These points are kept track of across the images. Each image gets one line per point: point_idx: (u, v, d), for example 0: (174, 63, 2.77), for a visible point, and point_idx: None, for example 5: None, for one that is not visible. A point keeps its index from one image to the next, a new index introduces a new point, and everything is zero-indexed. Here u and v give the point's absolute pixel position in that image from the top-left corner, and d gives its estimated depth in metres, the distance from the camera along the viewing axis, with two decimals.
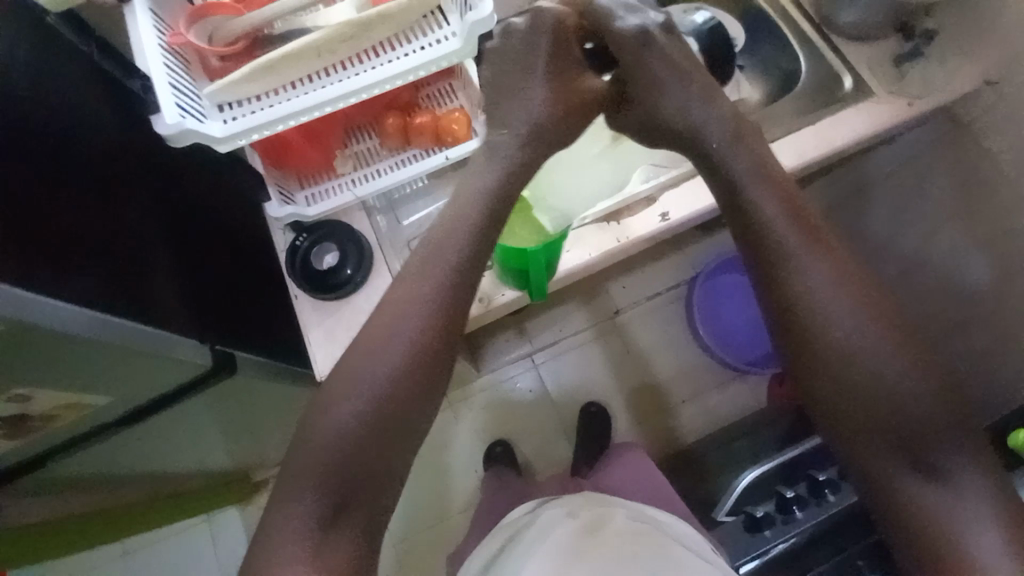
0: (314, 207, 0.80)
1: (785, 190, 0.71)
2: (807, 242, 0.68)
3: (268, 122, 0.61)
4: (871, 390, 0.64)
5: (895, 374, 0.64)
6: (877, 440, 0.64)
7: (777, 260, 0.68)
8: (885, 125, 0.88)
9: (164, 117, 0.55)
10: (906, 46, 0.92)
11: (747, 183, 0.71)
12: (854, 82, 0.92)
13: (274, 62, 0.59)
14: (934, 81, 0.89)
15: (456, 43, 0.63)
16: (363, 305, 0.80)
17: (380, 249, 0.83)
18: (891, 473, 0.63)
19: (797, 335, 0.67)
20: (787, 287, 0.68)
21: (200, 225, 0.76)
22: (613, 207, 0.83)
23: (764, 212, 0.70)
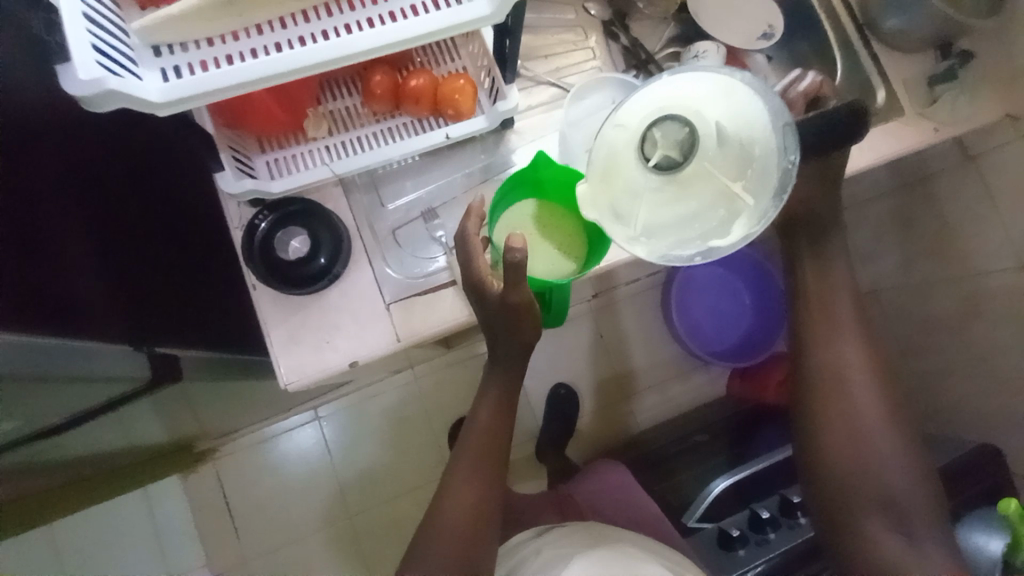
0: (279, 181, 0.65)
1: (841, 270, 0.79)
2: (849, 321, 0.77)
3: (224, 82, 0.46)
4: (870, 449, 0.73)
5: (891, 437, 0.73)
6: (865, 494, 0.72)
7: (824, 328, 0.77)
8: (910, 149, 0.84)
9: (76, 70, 0.39)
10: (941, 65, 0.86)
11: (816, 256, 0.80)
12: (886, 98, 0.86)
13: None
14: (963, 109, 0.85)
15: (480, 7, 0.49)
16: (336, 301, 0.68)
17: (360, 236, 0.71)
18: (878, 530, 0.70)
19: (825, 395, 0.76)
20: (819, 353, 0.77)
21: (144, 199, 0.63)
22: None
23: (826, 287, 0.79)
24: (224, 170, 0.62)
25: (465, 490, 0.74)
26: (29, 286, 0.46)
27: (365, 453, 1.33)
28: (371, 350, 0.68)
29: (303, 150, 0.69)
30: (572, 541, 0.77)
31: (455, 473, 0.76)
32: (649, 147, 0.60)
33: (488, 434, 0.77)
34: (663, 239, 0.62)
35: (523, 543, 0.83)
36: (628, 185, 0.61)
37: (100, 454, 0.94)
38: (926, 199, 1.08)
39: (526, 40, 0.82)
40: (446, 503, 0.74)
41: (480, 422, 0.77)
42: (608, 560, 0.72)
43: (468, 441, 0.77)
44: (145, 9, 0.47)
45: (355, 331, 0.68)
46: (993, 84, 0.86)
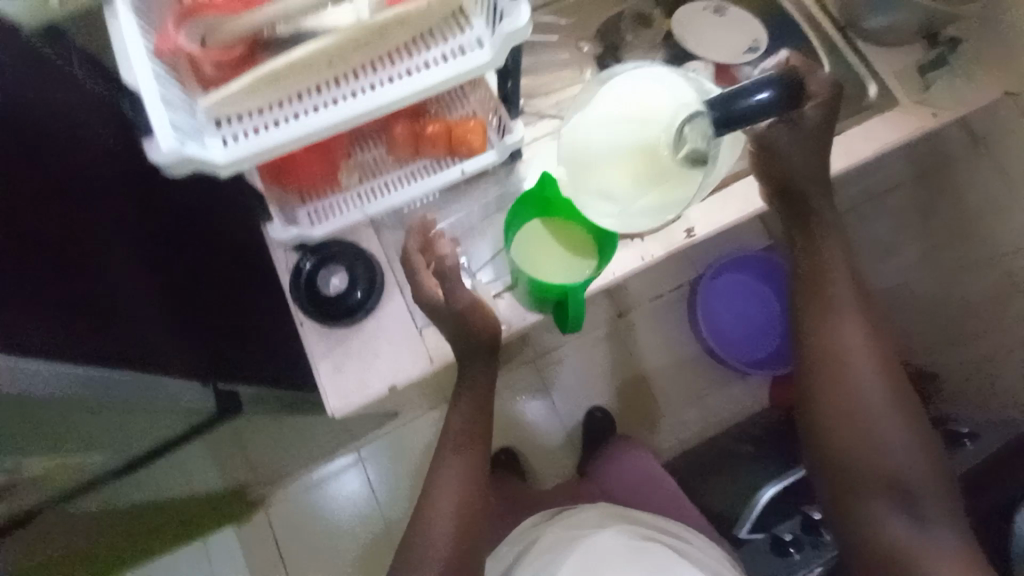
0: (319, 227, 0.74)
1: (839, 254, 0.78)
2: (848, 305, 0.76)
3: (273, 144, 0.55)
4: (875, 433, 0.72)
5: (900, 423, 0.72)
6: (870, 480, 0.72)
7: (820, 315, 0.77)
8: (911, 135, 0.86)
9: (159, 143, 0.48)
10: (931, 54, 0.89)
11: (805, 246, 0.79)
12: (878, 90, 0.89)
13: (274, 74, 0.52)
14: (960, 92, 0.87)
15: (482, 54, 0.58)
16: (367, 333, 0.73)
17: (392, 270, 0.77)
18: (881, 515, 0.71)
19: (831, 381, 0.75)
20: (820, 341, 0.76)
21: (206, 251, 0.72)
22: None
23: (829, 274, 0.77)
24: (273, 221, 0.71)
25: (474, 500, 0.77)
26: (98, 327, 0.53)
27: (404, 489, 1.35)
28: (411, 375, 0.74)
29: (339, 196, 0.76)
30: (581, 521, 0.93)
31: (461, 489, 0.76)
32: (682, 136, 0.62)
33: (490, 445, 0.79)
34: (636, 219, 0.69)
35: (533, 526, 0.98)
36: (641, 170, 0.65)
37: (162, 501, 1.00)
38: (944, 188, 1.14)
39: (529, 81, 0.91)
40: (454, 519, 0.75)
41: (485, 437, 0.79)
42: (632, 540, 0.87)
43: (481, 457, 0.78)
44: (206, 92, 0.57)
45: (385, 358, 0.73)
46: (987, 67, 0.89)
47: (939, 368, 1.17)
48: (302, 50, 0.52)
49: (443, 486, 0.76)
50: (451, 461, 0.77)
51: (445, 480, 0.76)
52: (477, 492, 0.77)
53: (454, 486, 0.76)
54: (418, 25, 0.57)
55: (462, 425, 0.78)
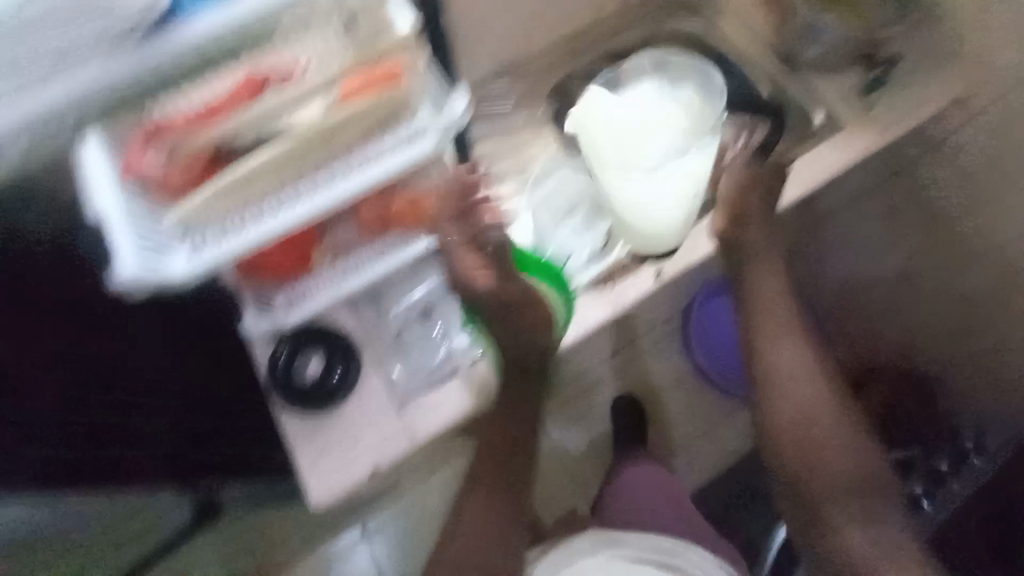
0: (295, 313, 0.73)
1: (776, 284, 0.88)
2: (781, 326, 0.87)
3: (240, 249, 0.58)
4: (822, 442, 0.80)
5: (839, 433, 0.80)
6: (826, 488, 0.78)
7: (767, 334, 0.87)
8: (864, 155, 0.89)
9: (130, 270, 0.51)
10: (872, 75, 0.92)
11: (750, 268, 0.88)
12: (824, 116, 0.93)
13: (239, 180, 0.57)
14: (906, 107, 0.90)
15: (427, 143, 0.64)
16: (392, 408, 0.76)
17: (369, 346, 0.78)
18: (843, 524, 0.75)
19: (772, 390, 0.85)
20: (765, 357, 0.86)
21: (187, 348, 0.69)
22: (603, 273, 0.91)
23: (776, 303, 0.88)
24: (246, 314, 0.71)
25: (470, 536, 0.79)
26: None
27: (412, 565, 1.29)
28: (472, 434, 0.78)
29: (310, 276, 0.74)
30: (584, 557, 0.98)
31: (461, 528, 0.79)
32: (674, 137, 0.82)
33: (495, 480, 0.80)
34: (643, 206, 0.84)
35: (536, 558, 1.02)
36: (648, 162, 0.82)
37: None
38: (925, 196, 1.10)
39: (490, 146, 0.95)
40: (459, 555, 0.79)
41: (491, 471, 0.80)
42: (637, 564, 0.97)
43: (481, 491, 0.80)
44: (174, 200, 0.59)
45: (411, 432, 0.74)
46: (931, 81, 0.92)
47: (941, 363, 1.24)
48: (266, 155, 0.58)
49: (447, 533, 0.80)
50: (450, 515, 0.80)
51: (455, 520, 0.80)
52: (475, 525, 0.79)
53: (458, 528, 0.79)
54: (368, 120, 0.62)
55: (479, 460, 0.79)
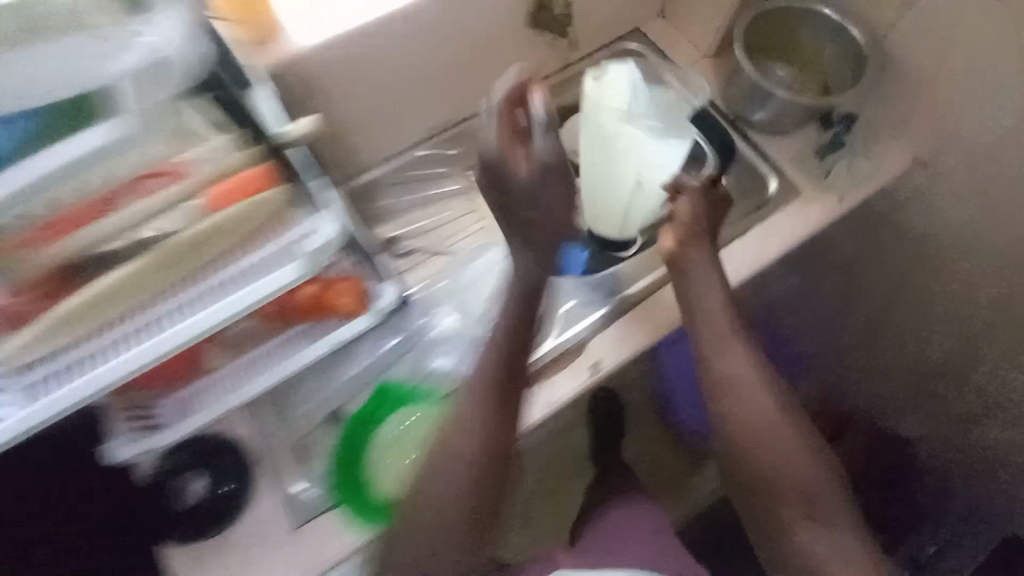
0: (174, 429, 0.63)
1: (715, 286, 0.71)
2: (729, 331, 0.71)
3: (61, 401, 0.49)
4: (779, 446, 0.69)
5: (794, 438, 0.69)
6: (787, 499, 0.69)
7: (710, 341, 0.71)
8: (820, 225, 0.82)
9: None
10: (827, 135, 0.85)
11: (694, 277, 0.71)
12: (778, 181, 0.85)
13: (83, 304, 0.50)
14: (862, 172, 0.83)
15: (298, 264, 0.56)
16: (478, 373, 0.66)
17: (267, 453, 0.73)
18: (794, 524, 0.68)
19: (718, 397, 0.71)
20: (711, 369, 0.71)
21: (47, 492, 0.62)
22: (546, 358, 0.75)
23: (707, 303, 0.71)
24: (117, 435, 0.61)
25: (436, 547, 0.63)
26: None
27: None
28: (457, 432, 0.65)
29: (199, 386, 0.67)
30: None
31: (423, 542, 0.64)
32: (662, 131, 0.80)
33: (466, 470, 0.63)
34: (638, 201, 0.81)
35: None
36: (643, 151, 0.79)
37: None
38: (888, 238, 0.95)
39: (419, 218, 0.88)
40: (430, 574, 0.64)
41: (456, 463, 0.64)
42: None
43: (443, 486, 0.63)
44: (16, 328, 0.50)
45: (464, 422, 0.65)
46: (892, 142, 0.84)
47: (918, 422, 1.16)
48: (121, 272, 0.51)
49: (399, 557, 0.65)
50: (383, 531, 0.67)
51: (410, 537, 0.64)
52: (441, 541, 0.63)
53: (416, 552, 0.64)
54: (239, 232, 0.55)
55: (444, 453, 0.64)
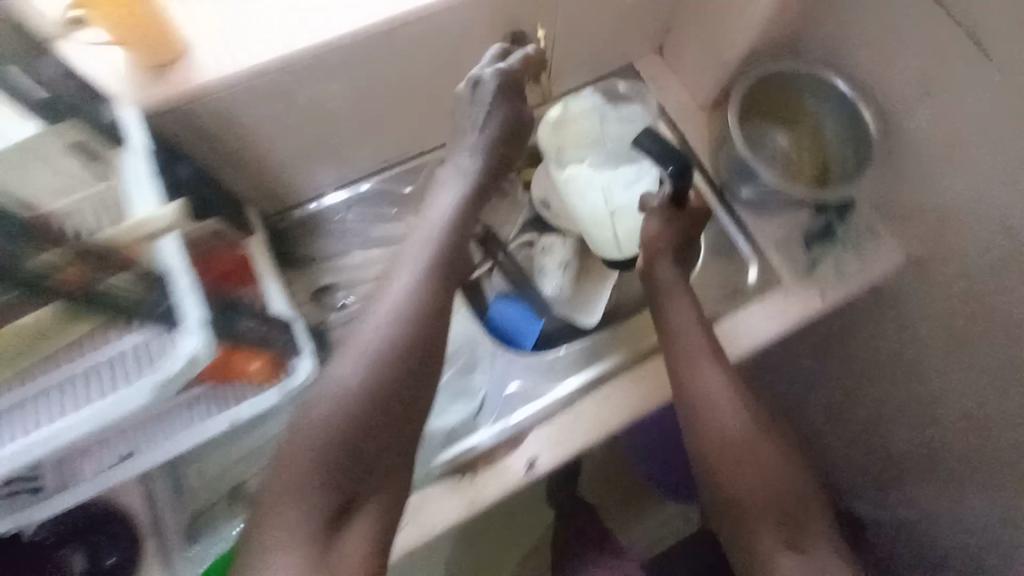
0: (43, 507, 0.56)
1: (690, 310, 0.71)
2: (705, 348, 0.68)
3: None
4: (757, 464, 0.64)
5: (772, 459, 0.64)
6: (765, 521, 0.62)
7: (682, 354, 0.69)
8: (797, 324, 0.74)
9: None
10: (818, 222, 0.77)
11: (666, 291, 0.73)
12: (759, 268, 0.78)
13: None
14: (850, 269, 0.76)
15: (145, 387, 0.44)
16: (378, 332, 0.56)
17: (160, 529, 0.66)
18: (772, 548, 0.60)
19: (691, 409, 0.67)
20: (685, 382, 0.68)
21: None
22: (490, 441, 0.69)
23: (678, 318, 0.71)
24: None
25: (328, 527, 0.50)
26: None
27: None
28: (331, 381, 0.54)
29: (73, 455, 0.58)
30: None
31: (309, 534, 0.49)
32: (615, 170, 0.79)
33: (348, 434, 0.52)
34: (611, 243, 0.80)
35: None
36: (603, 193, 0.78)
37: None
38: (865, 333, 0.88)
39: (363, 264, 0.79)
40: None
41: (349, 409, 0.53)
42: None
43: (328, 459, 0.51)
44: None
45: (352, 358, 0.55)
46: (882, 240, 0.77)
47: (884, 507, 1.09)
48: None
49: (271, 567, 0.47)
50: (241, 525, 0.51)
51: (279, 532, 0.49)
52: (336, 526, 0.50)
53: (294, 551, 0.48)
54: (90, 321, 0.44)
55: (317, 423, 0.52)
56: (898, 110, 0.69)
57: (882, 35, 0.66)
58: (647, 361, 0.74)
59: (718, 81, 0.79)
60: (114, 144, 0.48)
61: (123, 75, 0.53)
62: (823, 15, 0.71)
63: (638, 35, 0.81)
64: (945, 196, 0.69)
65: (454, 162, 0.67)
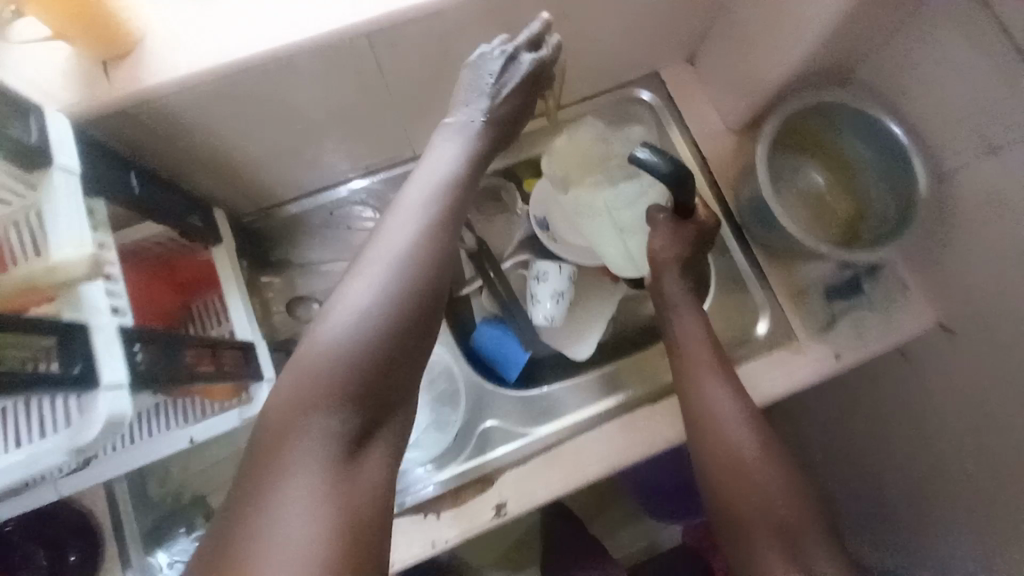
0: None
1: (696, 325, 0.66)
2: (710, 363, 0.64)
3: None
4: (761, 479, 0.58)
5: (776, 472, 0.58)
6: (765, 538, 0.55)
7: (685, 368, 0.65)
8: (804, 385, 0.68)
9: None
10: (842, 274, 0.70)
11: (677, 303, 0.68)
12: (770, 318, 0.71)
13: None
14: (872, 329, 0.68)
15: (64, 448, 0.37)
16: (396, 266, 0.45)
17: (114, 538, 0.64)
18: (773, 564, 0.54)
19: (695, 420, 0.62)
20: (689, 394, 0.63)
21: None
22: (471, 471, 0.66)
23: (681, 330, 0.67)
24: None
25: (355, 476, 0.40)
26: None
27: None
28: (339, 323, 0.43)
29: None
30: None
31: (335, 486, 0.39)
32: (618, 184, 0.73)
33: (373, 377, 0.42)
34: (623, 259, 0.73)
35: None
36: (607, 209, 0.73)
37: None
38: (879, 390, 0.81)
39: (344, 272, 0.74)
40: (347, 537, 0.38)
41: (377, 349, 0.43)
42: None
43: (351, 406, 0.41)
44: None
45: (366, 290, 0.44)
46: (909, 302, 0.69)
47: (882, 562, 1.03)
48: None
49: (290, 529, 0.37)
50: (240, 494, 0.39)
51: (296, 490, 0.38)
52: (366, 472, 0.41)
53: (326, 502, 0.38)
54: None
55: (327, 371, 0.41)
56: (951, 159, 0.60)
57: (942, 74, 0.57)
58: (653, 400, 0.69)
59: (750, 104, 0.71)
60: (34, 167, 0.38)
61: (72, 70, 0.48)
62: (880, 43, 0.62)
63: (664, 43, 0.72)
64: (985, 267, 0.61)
65: (458, 123, 0.55)
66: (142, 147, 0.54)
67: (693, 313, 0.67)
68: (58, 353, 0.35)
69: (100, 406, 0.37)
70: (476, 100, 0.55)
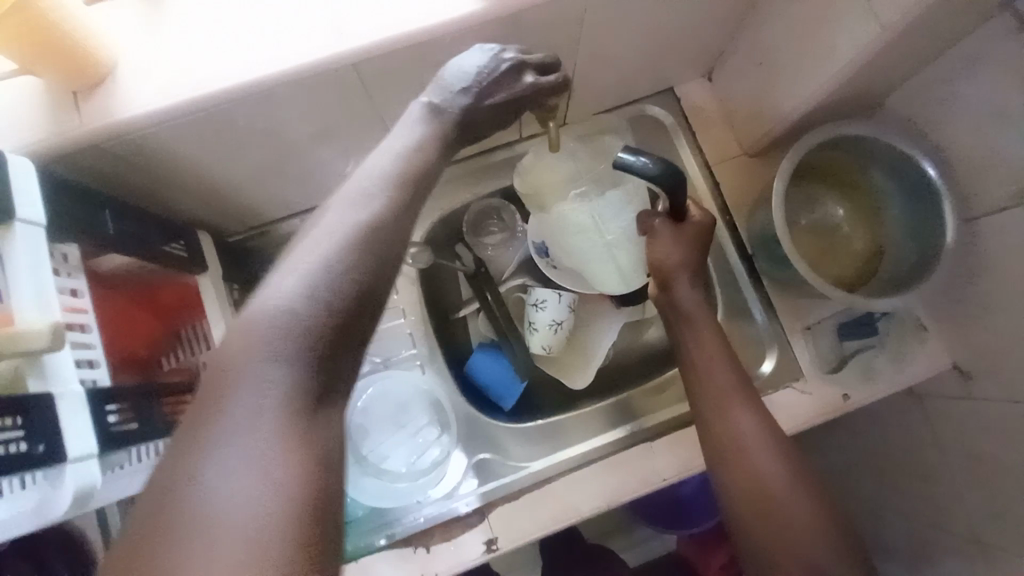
0: None
1: (722, 348, 0.61)
2: (729, 391, 0.58)
3: None
4: (794, 525, 0.52)
5: (807, 518, 0.53)
6: None
7: (705, 395, 0.59)
8: (805, 427, 0.65)
9: None
10: (854, 313, 0.67)
11: (698, 323, 0.62)
12: (775, 357, 0.68)
13: None
14: (882, 373, 0.65)
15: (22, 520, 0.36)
16: (358, 228, 0.39)
17: None
18: None
19: (717, 455, 0.57)
20: (710, 428, 0.58)
21: None
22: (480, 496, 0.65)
23: (700, 354, 0.61)
24: None
25: (310, 438, 0.35)
26: None
27: None
28: (285, 286, 0.36)
29: None
30: None
31: (279, 450, 0.34)
32: (598, 205, 0.65)
33: (325, 345, 0.36)
34: (622, 281, 0.67)
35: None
36: (590, 233, 0.65)
37: None
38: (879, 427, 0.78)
39: None
40: (303, 513, 0.33)
41: (333, 314, 0.37)
42: None
43: (298, 373, 0.35)
44: None
45: (327, 247, 0.38)
46: (927, 345, 0.65)
47: None
48: None
49: (235, 501, 0.32)
50: (171, 466, 0.34)
51: (234, 465, 0.33)
52: (323, 432, 0.36)
53: (270, 467, 0.33)
54: None
55: (273, 336, 0.35)
56: (983, 203, 0.55)
57: (983, 109, 0.52)
58: (658, 436, 0.66)
59: (765, 130, 0.66)
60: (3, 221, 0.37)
61: (36, 101, 0.45)
62: (915, 70, 0.56)
63: (676, 60, 0.67)
64: (1011, 320, 0.56)
65: (433, 102, 0.45)
66: (111, 176, 0.51)
67: (712, 330, 0.62)
68: (26, 431, 0.34)
69: (68, 478, 0.36)
70: (458, 90, 0.45)
